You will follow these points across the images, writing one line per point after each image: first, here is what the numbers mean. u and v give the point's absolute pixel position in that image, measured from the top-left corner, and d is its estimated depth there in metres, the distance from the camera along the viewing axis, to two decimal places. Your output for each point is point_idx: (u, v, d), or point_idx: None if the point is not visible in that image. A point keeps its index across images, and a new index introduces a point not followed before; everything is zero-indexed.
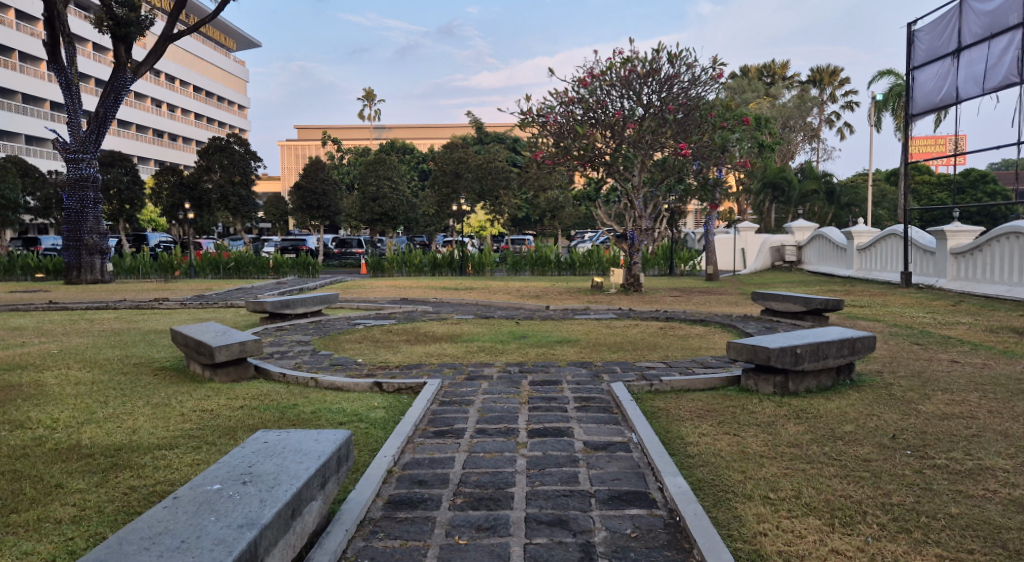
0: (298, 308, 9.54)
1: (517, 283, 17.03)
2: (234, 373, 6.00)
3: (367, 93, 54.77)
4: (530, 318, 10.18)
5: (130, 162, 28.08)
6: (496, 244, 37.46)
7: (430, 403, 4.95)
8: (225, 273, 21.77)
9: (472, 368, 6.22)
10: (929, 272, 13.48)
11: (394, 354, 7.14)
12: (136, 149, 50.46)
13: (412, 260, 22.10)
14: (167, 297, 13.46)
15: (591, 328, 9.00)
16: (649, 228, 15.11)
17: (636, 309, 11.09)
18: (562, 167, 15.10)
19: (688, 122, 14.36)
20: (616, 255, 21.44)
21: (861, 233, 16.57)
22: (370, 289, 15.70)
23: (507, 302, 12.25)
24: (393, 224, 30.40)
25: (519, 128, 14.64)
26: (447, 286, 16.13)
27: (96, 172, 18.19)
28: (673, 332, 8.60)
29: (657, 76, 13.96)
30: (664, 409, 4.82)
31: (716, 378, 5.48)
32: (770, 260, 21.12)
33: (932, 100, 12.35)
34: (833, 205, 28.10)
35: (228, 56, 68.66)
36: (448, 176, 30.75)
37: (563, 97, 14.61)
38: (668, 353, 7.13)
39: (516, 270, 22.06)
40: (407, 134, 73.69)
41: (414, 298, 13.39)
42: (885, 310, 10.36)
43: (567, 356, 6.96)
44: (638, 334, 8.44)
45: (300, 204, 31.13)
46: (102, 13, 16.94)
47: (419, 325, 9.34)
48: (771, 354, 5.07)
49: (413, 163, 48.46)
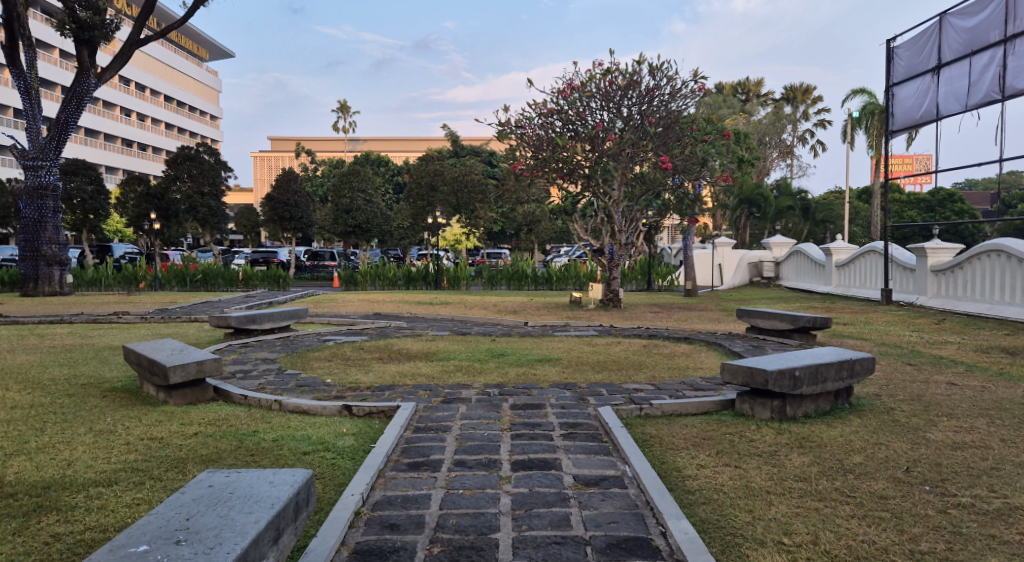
0: (264, 324, 9.05)
1: (494, 298, 16.67)
2: (190, 395, 5.53)
3: (342, 104, 54.26)
4: (508, 335, 9.81)
5: (94, 170, 27.25)
6: (472, 258, 37.09)
7: (403, 430, 4.55)
8: (192, 285, 21.10)
9: (449, 390, 5.82)
10: (909, 290, 13.39)
11: (366, 374, 6.72)
12: (104, 158, 49.29)
13: (386, 273, 21.61)
14: (128, 311, 12.85)
15: (572, 346, 8.65)
16: (629, 243, 14.89)
17: (617, 325, 10.77)
18: (541, 180, 14.84)
19: (668, 134, 14.21)
20: (594, 270, 21.18)
21: (839, 250, 16.52)
22: (342, 303, 15.24)
23: (484, 318, 11.87)
24: (367, 237, 29.91)
25: (497, 139, 14.34)
26: (422, 300, 15.72)
27: (56, 181, 17.46)
28: (658, 351, 8.28)
29: (638, 89, 13.84)
30: (656, 437, 4.49)
31: (709, 402, 5.17)
32: (748, 275, 21.02)
33: (911, 117, 12.33)
34: (808, 221, 28.25)
35: (200, 65, 67.67)
36: (423, 189, 29.92)
37: (542, 109, 14.37)
38: (655, 373, 6.80)
39: (492, 284, 21.70)
40: (382, 146, 73.25)
41: (387, 312, 12.95)
42: (870, 329, 10.17)
43: (549, 376, 6.59)
44: (621, 353, 8.11)
45: (271, 215, 30.43)
46: (65, 15, 16.43)
47: (393, 343, 8.92)
48: (769, 378, 4.78)
49: (388, 176, 48.00)
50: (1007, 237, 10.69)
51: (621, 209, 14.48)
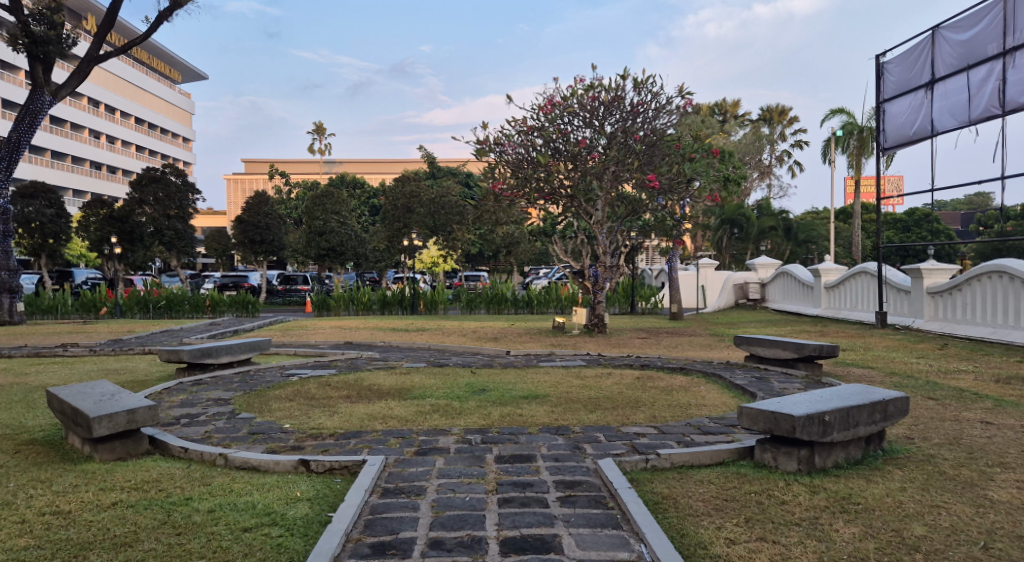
0: (221, 357, 8.23)
1: (473, 323, 15.95)
2: (121, 448, 4.67)
3: (318, 126, 53.56)
4: (489, 367, 9.08)
5: (54, 193, 26.05)
6: (450, 281, 36.37)
7: (368, 494, 3.81)
8: (156, 313, 20.06)
9: (424, 438, 5.09)
10: (903, 312, 12.95)
11: (330, 417, 5.95)
12: (72, 181, 48.01)
13: (360, 297, 20.79)
14: (77, 342, 11.89)
15: (560, 379, 7.94)
16: (614, 265, 14.30)
17: (605, 354, 10.09)
18: (521, 201, 14.21)
19: (654, 151, 13.74)
20: (575, 293, 20.57)
21: (828, 271, 16.10)
22: (313, 331, 14.43)
23: (463, 346, 11.11)
24: (341, 260, 29.07)
25: (475, 156, 13.69)
26: (397, 327, 14.95)
27: (7, 204, 16.42)
28: (654, 384, 7.59)
29: (622, 104, 13.38)
30: (670, 498, 3.79)
31: (724, 450, 4.50)
32: (733, 297, 20.52)
33: (904, 133, 11.99)
34: (790, 241, 28.03)
35: (172, 86, 66.60)
36: (399, 211, 29.70)
37: (522, 126, 13.82)
38: (655, 412, 6.10)
39: (470, 308, 20.96)
40: (358, 168, 72.59)
41: (359, 341, 12.14)
42: (873, 356, 9.61)
43: (538, 418, 5.87)
44: (614, 387, 7.42)
45: (241, 239, 29.37)
46: (18, 29, 15.61)
47: (364, 378, 8.14)
48: (796, 425, 4.12)
49: (364, 198, 47.27)
50: (1008, 258, 10.25)
51: (605, 230, 13.95)
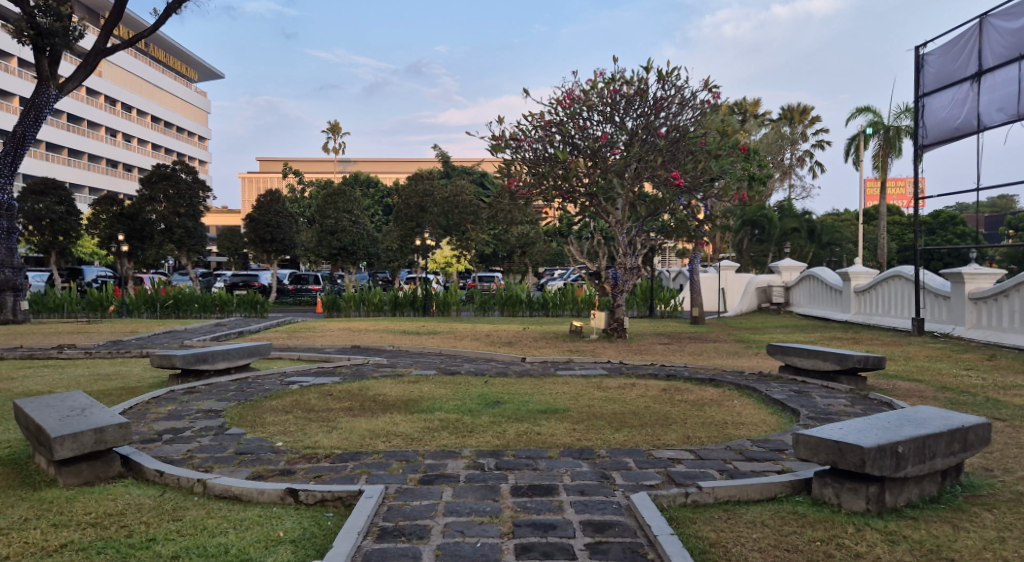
0: (218, 363, 7.73)
1: (486, 326, 15.39)
2: (88, 471, 4.12)
3: (332, 125, 53.27)
4: (503, 375, 8.47)
5: (64, 190, 25.71)
6: (464, 281, 35.87)
7: (361, 537, 3.23)
8: (163, 312, 19.67)
9: (431, 463, 4.51)
10: (943, 319, 12.25)
11: (329, 433, 5.38)
12: (86, 179, 48.09)
13: (371, 298, 20.27)
14: (74, 343, 11.43)
15: (579, 391, 7.32)
16: (634, 267, 13.66)
17: (627, 362, 9.48)
18: (538, 199, 13.61)
19: (678, 148, 13.09)
20: (592, 295, 19.94)
21: (858, 274, 15.38)
22: (320, 333, 13.92)
23: (477, 352, 10.53)
24: (353, 259, 28.62)
25: (491, 152, 13.08)
26: (407, 330, 14.42)
27: (12, 199, 16.08)
28: (682, 398, 6.96)
29: (645, 98, 12.74)
30: (720, 546, 3.17)
31: (774, 484, 3.88)
32: (755, 301, 19.85)
33: (947, 128, 11.29)
34: (814, 243, 27.21)
35: (188, 85, 66.68)
36: (412, 209, 29.29)
37: (539, 120, 13.22)
38: (688, 432, 5.47)
39: (484, 310, 20.38)
40: (372, 168, 72.42)
41: (366, 345, 11.60)
42: (916, 366, 8.91)
43: (558, 438, 5.26)
44: (639, 401, 6.81)
45: (252, 237, 28.98)
46: (23, 21, 15.24)
47: (369, 387, 7.57)
48: (866, 457, 3.48)
49: (378, 197, 46.92)
50: None
51: (624, 229, 13.35)
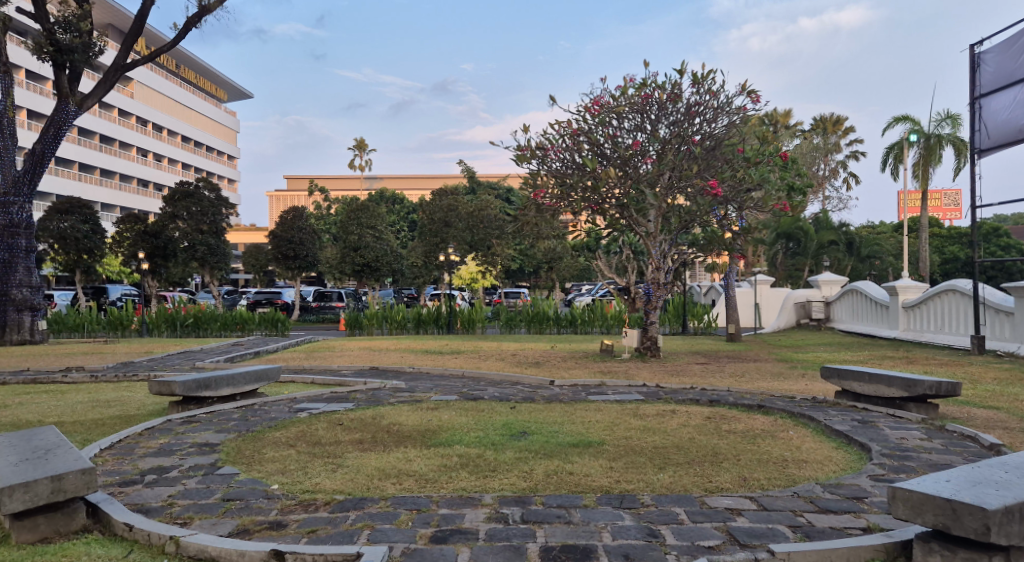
0: (221, 390, 7.21)
1: (512, 345, 14.74)
2: (47, 525, 3.54)
3: (358, 143, 53.42)
4: (530, 401, 7.78)
5: (89, 209, 25.68)
6: (490, 298, 35.32)
7: None
8: (183, 331, 19.35)
9: (446, 513, 3.85)
10: (1005, 337, 11.36)
11: (332, 473, 4.75)
12: (117, 198, 48.79)
13: (394, 316, 19.73)
14: (85, 365, 11.00)
15: (614, 420, 6.60)
16: (668, 281, 12.91)
17: (664, 385, 8.74)
18: (565, 211, 12.93)
19: (714, 155, 12.34)
20: (622, 311, 19.21)
21: (907, 288, 14.48)
22: (339, 352, 13.42)
23: (502, 374, 9.85)
24: (376, 276, 28.20)
25: (516, 162, 12.48)
26: (430, 349, 13.85)
27: (30, 217, 15.88)
28: (730, 428, 6.22)
29: (679, 102, 12.06)
30: None
31: (863, 547, 3.14)
32: (794, 317, 18.94)
33: (1008, 131, 10.48)
34: (853, 256, 26.19)
35: (217, 106, 67.55)
36: (437, 225, 28.51)
37: (567, 128, 12.63)
38: (743, 472, 4.71)
39: (510, 327, 19.73)
40: (399, 184, 72.53)
41: (385, 366, 11.01)
42: (987, 391, 8.04)
43: (594, 479, 4.56)
44: (682, 433, 6.09)
45: (275, 253, 28.78)
46: (42, 38, 15.04)
47: (384, 416, 6.93)
48: (993, 521, 2.74)
49: (403, 213, 46.70)
50: None
51: (657, 242, 12.66)
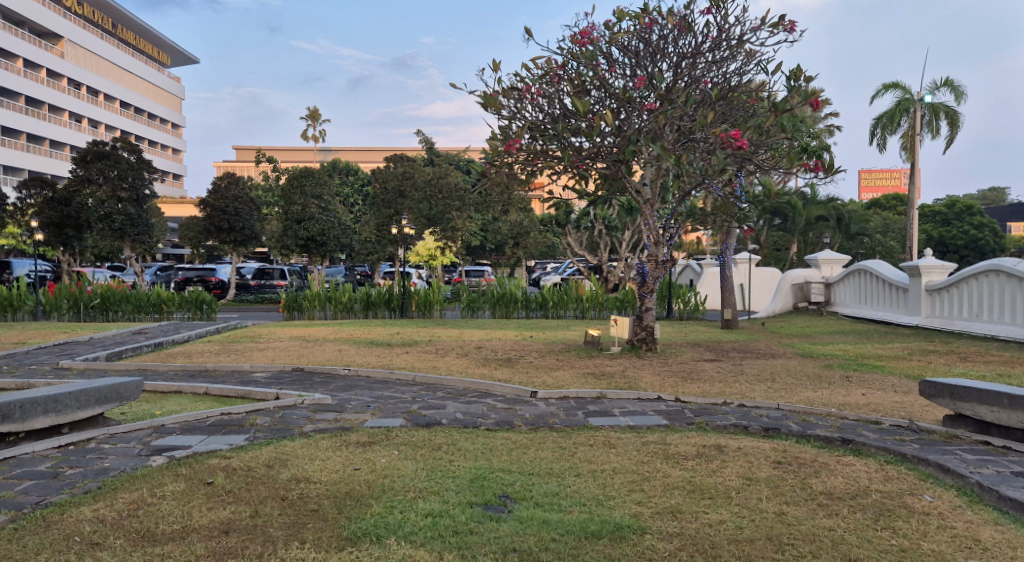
0: (34, 420, 4.68)
1: (475, 334, 12.32)
2: None
3: (313, 112, 50.05)
4: (506, 429, 5.40)
5: None
6: (450, 276, 32.88)
7: None
8: (89, 314, 16.52)
9: None
10: None
11: None
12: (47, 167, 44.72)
13: (340, 297, 17.11)
14: None
15: (642, 473, 4.26)
16: (667, 258, 10.56)
17: (686, 399, 6.41)
18: (542, 170, 10.40)
19: (728, 105, 9.98)
20: (598, 291, 16.98)
21: (932, 269, 12.53)
22: (265, 345, 10.85)
23: (464, 381, 7.40)
24: (323, 250, 25.41)
25: (483, 105, 9.92)
26: (377, 339, 11.36)
27: None
28: (826, 489, 3.95)
29: (689, 33, 9.63)
30: None
31: None
32: (790, 300, 16.95)
33: None
34: (840, 233, 24.56)
35: (159, 69, 63.00)
36: (390, 194, 25.82)
37: (549, 66, 10.13)
38: None
39: (472, 310, 17.13)
40: (355, 156, 69.27)
41: (315, 366, 8.49)
42: None
43: None
44: (758, 500, 3.78)
45: (206, 225, 25.67)
46: None
47: (287, 464, 4.47)
48: None
49: (357, 185, 43.74)
50: None
51: (655, 210, 10.32)
